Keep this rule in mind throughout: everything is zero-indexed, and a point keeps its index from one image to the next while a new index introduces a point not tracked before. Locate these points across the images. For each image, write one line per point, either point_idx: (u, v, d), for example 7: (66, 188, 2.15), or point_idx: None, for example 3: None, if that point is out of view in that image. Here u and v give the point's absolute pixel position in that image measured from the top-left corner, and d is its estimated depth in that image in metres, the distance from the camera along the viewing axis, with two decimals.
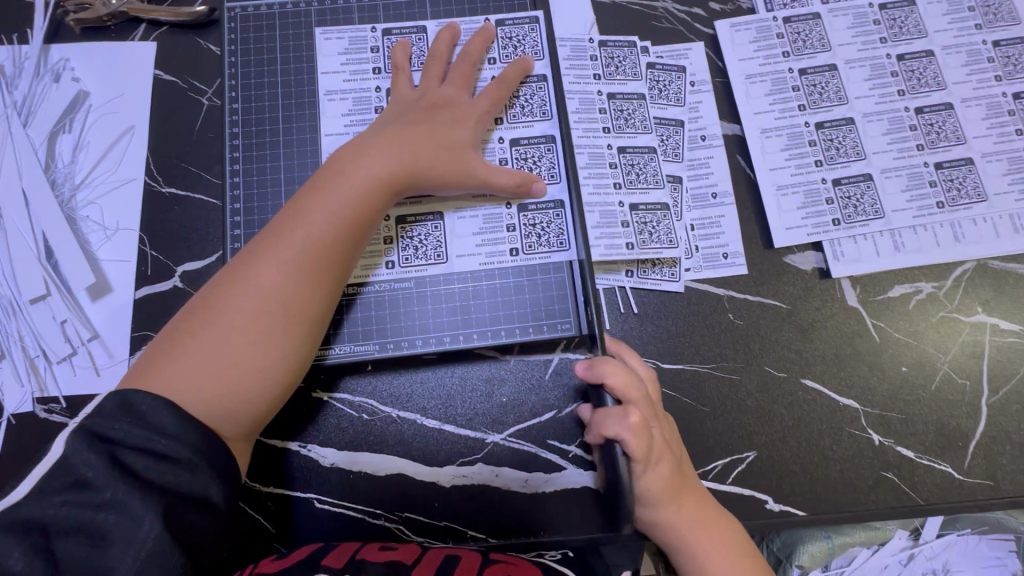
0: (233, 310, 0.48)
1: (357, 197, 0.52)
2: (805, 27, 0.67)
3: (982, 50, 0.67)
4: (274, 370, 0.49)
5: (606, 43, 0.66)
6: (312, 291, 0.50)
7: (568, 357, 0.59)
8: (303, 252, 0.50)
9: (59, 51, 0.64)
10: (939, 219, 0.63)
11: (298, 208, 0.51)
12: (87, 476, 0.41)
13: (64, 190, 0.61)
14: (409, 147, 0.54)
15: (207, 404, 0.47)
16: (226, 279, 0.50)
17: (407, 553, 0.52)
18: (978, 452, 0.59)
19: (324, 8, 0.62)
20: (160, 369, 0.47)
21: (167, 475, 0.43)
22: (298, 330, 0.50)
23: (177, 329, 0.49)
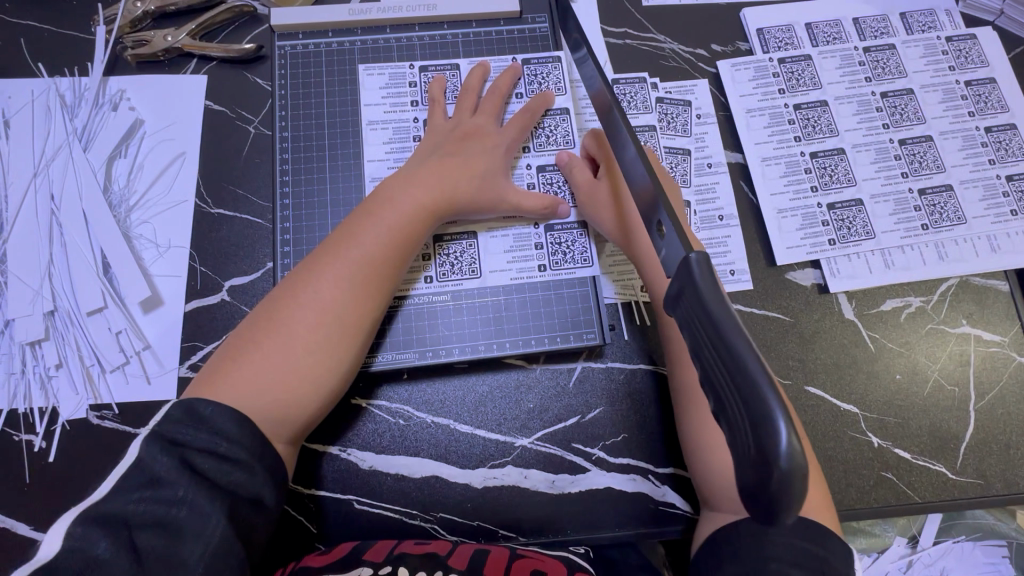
0: (294, 323, 0.53)
1: (403, 221, 0.58)
2: (798, 67, 0.74)
3: (956, 88, 0.74)
4: (327, 377, 0.54)
5: (619, 81, 0.73)
6: (364, 306, 0.56)
7: (591, 366, 0.63)
8: (357, 271, 0.56)
9: (117, 83, 0.69)
10: (925, 239, 0.69)
11: (352, 230, 0.57)
12: (159, 474, 0.44)
13: (120, 210, 0.65)
14: (449, 176, 0.60)
15: (267, 409, 0.51)
16: (285, 294, 0.55)
17: (441, 547, 0.55)
18: (970, 453, 0.63)
19: (365, 47, 0.68)
20: (224, 377, 0.51)
21: (229, 473, 0.46)
22: (351, 341, 0.55)
23: (239, 340, 0.54)
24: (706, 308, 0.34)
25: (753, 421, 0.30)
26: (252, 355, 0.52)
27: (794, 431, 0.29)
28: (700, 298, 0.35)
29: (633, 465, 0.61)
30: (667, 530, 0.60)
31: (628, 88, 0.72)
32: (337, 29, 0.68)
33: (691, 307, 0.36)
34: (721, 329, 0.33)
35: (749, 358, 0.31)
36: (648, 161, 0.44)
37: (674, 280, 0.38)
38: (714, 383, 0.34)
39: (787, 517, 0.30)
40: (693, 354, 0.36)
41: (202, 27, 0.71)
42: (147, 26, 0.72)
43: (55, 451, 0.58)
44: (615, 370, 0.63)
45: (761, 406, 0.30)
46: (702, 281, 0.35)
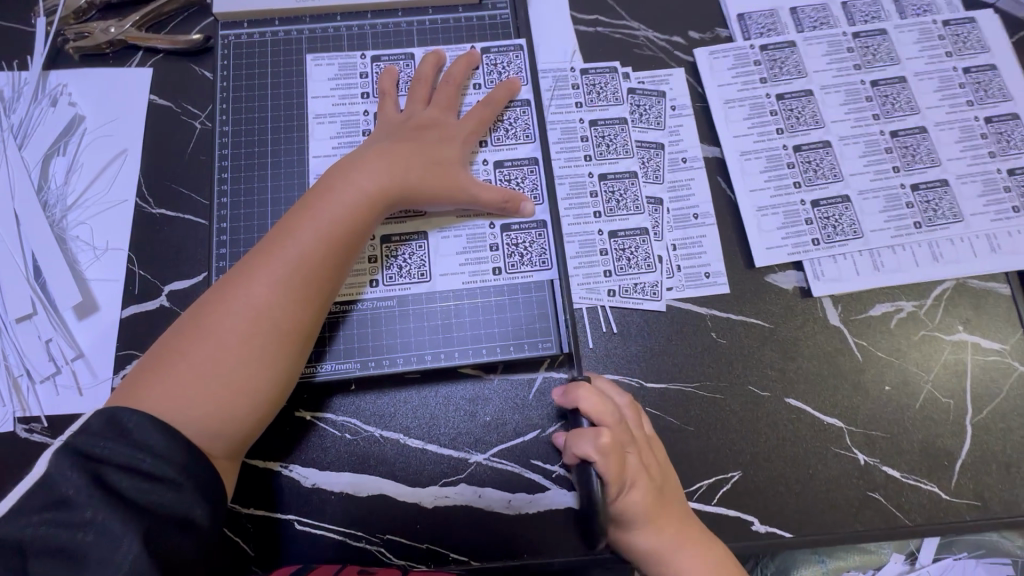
0: (224, 329, 0.48)
1: (347, 215, 0.53)
2: (781, 54, 0.69)
3: (952, 76, 0.69)
4: (264, 388, 0.49)
5: (587, 70, 0.68)
6: (305, 309, 0.51)
7: (551, 377, 0.59)
8: (295, 270, 0.50)
9: (57, 77, 0.66)
10: (917, 239, 0.64)
11: (291, 225, 0.52)
12: (67, 495, 0.40)
13: (55, 210, 0.62)
14: (400, 167, 0.55)
15: (197, 423, 0.46)
16: (216, 298, 0.50)
17: None
18: (965, 471, 0.58)
19: (314, 36, 0.64)
20: (150, 389, 0.47)
21: (148, 492, 0.42)
22: (292, 348, 0.50)
23: (165, 348, 0.49)
24: None
25: None
26: (179, 364, 0.47)
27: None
28: None
29: None
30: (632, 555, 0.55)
31: (597, 78, 0.68)
32: (284, 17, 0.64)
33: None
34: None
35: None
36: None
37: None
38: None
39: None
40: None
41: (148, 17, 0.68)
42: (91, 17, 0.68)
43: None
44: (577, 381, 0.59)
45: None
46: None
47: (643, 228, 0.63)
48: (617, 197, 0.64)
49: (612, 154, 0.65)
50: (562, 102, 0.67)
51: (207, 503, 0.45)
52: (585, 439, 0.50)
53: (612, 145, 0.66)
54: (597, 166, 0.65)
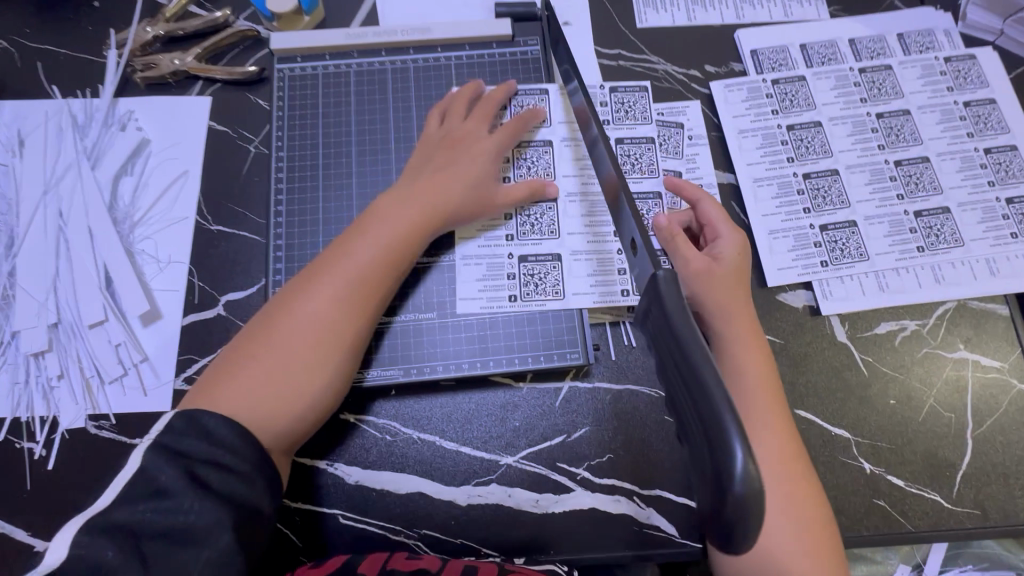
0: (287, 333, 0.53)
1: (400, 235, 0.58)
2: (792, 88, 0.74)
3: (954, 109, 0.74)
4: (321, 391, 0.54)
5: (617, 88, 0.73)
6: (358, 322, 0.55)
7: (578, 386, 0.64)
8: (355, 288, 0.55)
9: (125, 103, 0.72)
10: (920, 262, 0.68)
11: (347, 245, 0.57)
12: (162, 483, 0.43)
13: (123, 226, 0.68)
14: (449, 197, 0.61)
15: (263, 417, 0.50)
16: (274, 307, 0.55)
17: (432, 561, 0.55)
18: (966, 482, 0.62)
19: (361, 70, 0.70)
20: (219, 390, 0.50)
21: (230, 481, 0.46)
22: (344, 355, 0.55)
23: (230, 353, 0.53)
24: (673, 328, 0.35)
25: (711, 445, 0.31)
26: (248, 367, 0.51)
27: (751, 456, 0.30)
28: (668, 315, 0.36)
29: (618, 486, 0.61)
30: (652, 553, 0.60)
31: (626, 96, 0.73)
32: (334, 52, 0.71)
33: (659, 323, 0.37)
34: (689, 352, 0.33)
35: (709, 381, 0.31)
36: (613, 157, 0.50)
37: (645, 294, 0.39)
38: (681, 402, 0.35)
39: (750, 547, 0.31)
40: (664, 367, 0.37)
41: (208, 50, 0.74)
42: (156, 49, 0.75)
43: (54, 459, 0.60)
44: (601, 390, 0.64)
45: (717, 427, 0.30)
46: (668, 294, 0.37)
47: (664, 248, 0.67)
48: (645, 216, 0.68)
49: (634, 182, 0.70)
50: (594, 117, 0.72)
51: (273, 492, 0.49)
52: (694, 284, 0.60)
53: (638, 163, 0.70)
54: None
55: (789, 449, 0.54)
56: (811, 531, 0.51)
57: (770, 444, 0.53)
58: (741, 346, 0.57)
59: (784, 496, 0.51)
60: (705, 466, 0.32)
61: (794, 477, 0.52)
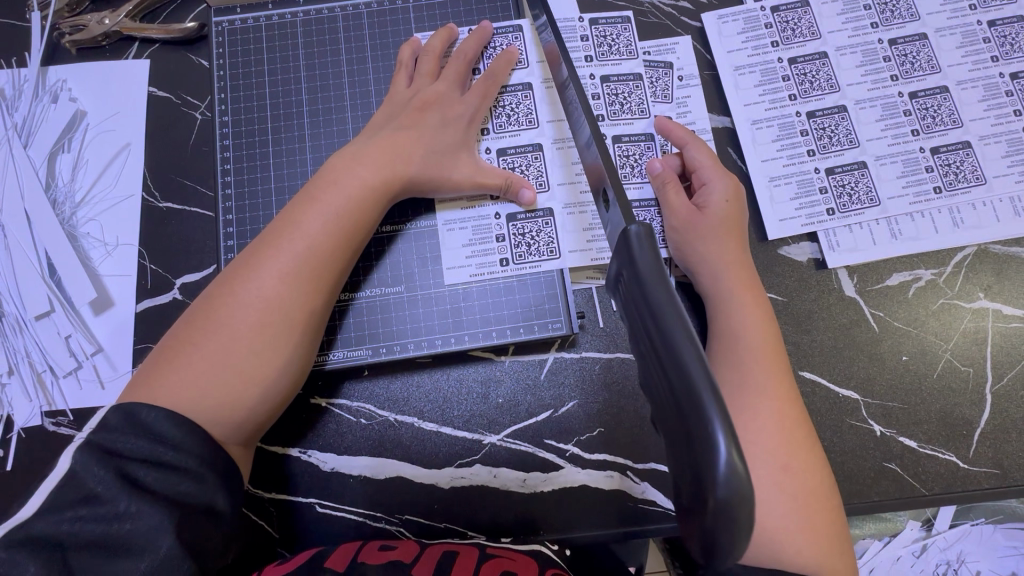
0: (233, 315, 0.48)
1: (352, 203, 0.52)
2: (794, 15, 0.66)
3: (977, 30, 0.65)
4: (274, 376, 0.49)
5: (597, 20, 0.66)
6: (312, 300, 0.50)
7: (563, 357, 0.59)
8: (305, 261, 0.50)
9: (56, 72, 0.66)
10: (937, 205, 0.62)
11: (294, 214, 0.52)
12: (95, 489, 0.40)
13: (65, 208, 0.62)
14: (411, 161, 0.55)
15: (207, 408, 0.46)
16: (219, 288, 0.50)
17: (406, 551, 0.51)
18: (984, 440, 0.58)
19: (309, 19, 0.63)
20: (162, 380, 0.46)
21: (175, 483, 0.42)
22: (299, 337, 0.50)
23: (174, 338, 0.49)
24: (647, 298, 0.32)
25: (693, 434, 0.28)
26: (192, 354, 0.47)
27: (736, 445, 0.26)
28: (641, 282, 0.33)
29: (610, 461, 0.57)
30: (647, 529, 0.56)
31: (609, 28, 0.66)
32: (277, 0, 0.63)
33: (632, 293, 0.34)
34: (665, 329, 0.30)
35: (688, 355, 0.28)
36: (586, 106, 0.45)
37: (615, 258, 0.37)
38: (658, 384, 0.32)
39: (736, 551, 0.28)
40: (639, 342, 0.34)
41: (142, 6, 0.66)
42: (85, 9, 0.67)
43: (10, 461, 0.57)
44: (588, 360, 0.59)
45: (698, 414, 0.27)
46: (640, 254, 0.34)
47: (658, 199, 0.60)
48: (632, 162, 0.62)
49: (620, 126, 0.63)
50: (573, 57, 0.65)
51: (228, 489, 0.46)
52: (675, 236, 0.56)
53: (625, 104, 0.64)
54: (611, 126, 0.63)
55: (787, 419, 0.48)
56: (806, 504, 0.46)
57: (764, 404, 0.48)
58: (736, 304, 0.52)
59: (780, 468, 0.47)
60: (686, 455, 0.29)
61: (792, 448, 0.47)
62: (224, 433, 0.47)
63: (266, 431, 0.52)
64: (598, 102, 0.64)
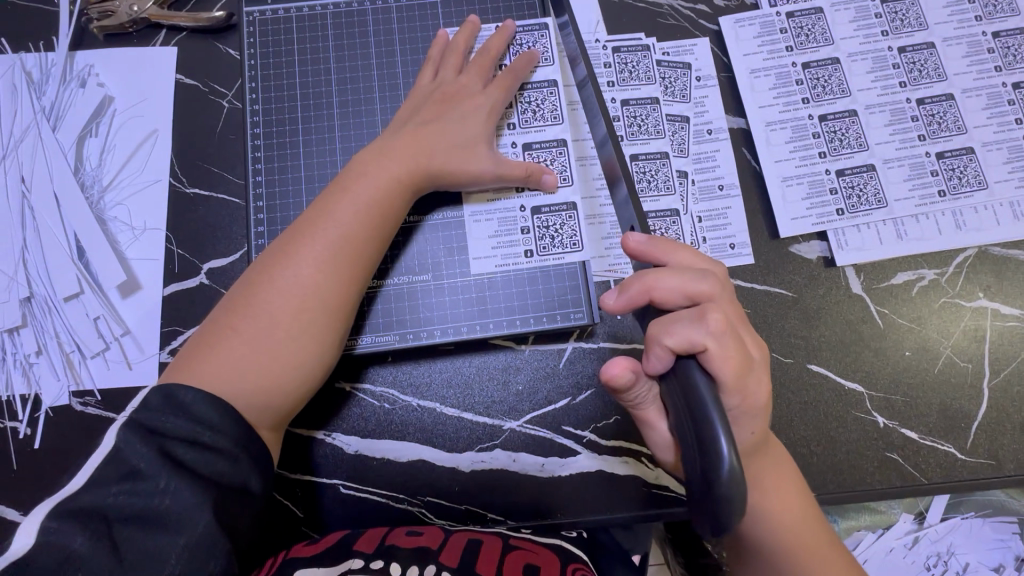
0: (270, 302, 0.50)
1: (382, 194, 0.54)
2: (808, 21, 0.69)
3: (982, 41, 0.68)
4: (310, 362, 0.51)
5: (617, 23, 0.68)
6: (345, 288, 0.52)
7: (582, 347, 0.61)
8: (340, 250, 0.52)
9: (83, 57, 0.66)
10: (941, 207, 0.64)
11: (328, 205, 0.53)
12: (139, 467, 0.42)
13: (93, 191, 0.63)
14: (434, 152, 0.56)
15: (247, 393, 0.48)
16: (255, 276, 0.51)
17: (433, 537, 0.53)
18: (981, 432, 0.61)
19: (338, 12, 0.64)
20: (202, 365, 0.48)
21: (213, 463, 0.44)
22: (333, 324, 0.52)
23: (212, 325, 0.51)
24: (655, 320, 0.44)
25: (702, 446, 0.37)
26: (232, 340, 0.49)
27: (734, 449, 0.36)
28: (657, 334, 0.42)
29: (627, 448, 0.59)
30: (659, 513, 0.59)
31: (630, 56, 0.67)
32: None
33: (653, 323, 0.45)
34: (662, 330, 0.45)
35: (698, 386, 0.40)
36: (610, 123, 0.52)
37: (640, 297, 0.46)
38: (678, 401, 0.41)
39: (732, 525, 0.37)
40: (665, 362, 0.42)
41: None
42: None
43: (39, 439, 0.58)
44: (605, 350, 0.61)
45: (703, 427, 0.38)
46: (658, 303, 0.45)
47: (673, 209, 0.64)
48: (647, 179, 0.65)
49: (638, 147, 0.65)
50: (595, 54, 0.67)
51: (261, 472, 0.47)
52: (678, 346, 0.41)
53: (643, 126, 0.66)
54: (628, 146, 0.65)
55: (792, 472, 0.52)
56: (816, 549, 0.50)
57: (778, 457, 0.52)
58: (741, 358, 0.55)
59: (811, 552, 0.50)
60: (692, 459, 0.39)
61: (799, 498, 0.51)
62: (260, 417, 0.49)
63: (294, 416, 0.53)
64: (618, 124, 0.66)
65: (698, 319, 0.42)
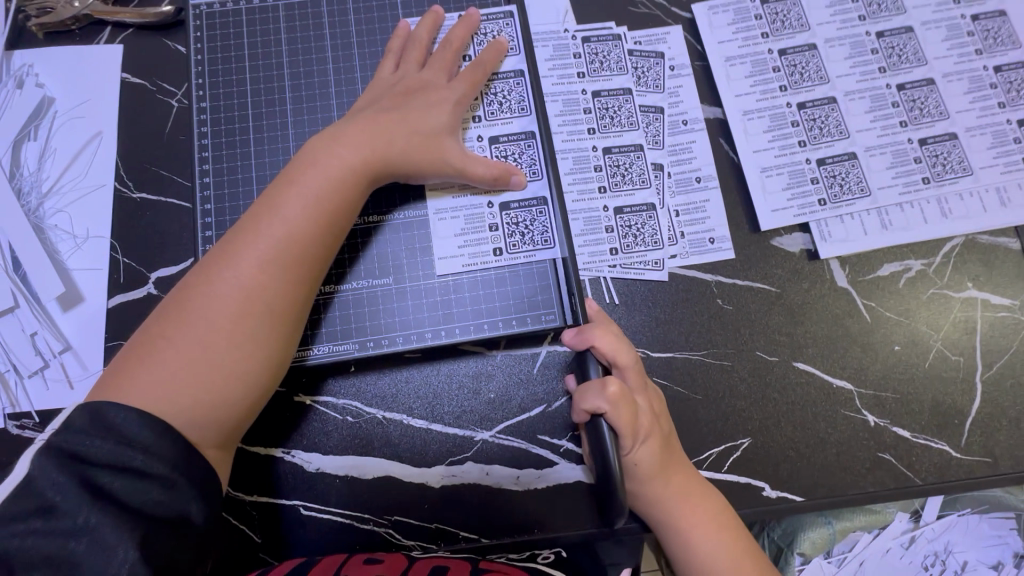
0: (208, 307, 0.46)
1: (332, 187, 0.50)
2: (782, 7, 0.66)
3: (961, 24, 0.66)
4: (255, 370, 0.47)
5: (586, 12, 0.66)
6: (292, 288, 0.48)
7: (556, 351, 0.58)
8: (285, 248, 0.48)
9: (21, 56, 0.62)
10: (926, 195, 0.62)
11: (272, 201, 0.49)
12: (60, 497, 0.38)
13: (31, 199, 0.59)
14: (391, 143, 0.53)
15: (184, 406, 0.44)
16: (194, 280, 0.48)
17: (394, 564, 0.51)
18: (976, 428, 0.58)
19: (291, 3, 0.61)
20: (134, 379, 0.44)
21: (146, 490, 0.40)
22: (280, 327, 0.48)
23: (146, 334, 0.47)
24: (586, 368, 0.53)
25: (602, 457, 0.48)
26: (167, 350, 0.45)
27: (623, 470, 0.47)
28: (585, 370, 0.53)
29: None
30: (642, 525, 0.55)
31: (600, 46, 0.65)
32: None
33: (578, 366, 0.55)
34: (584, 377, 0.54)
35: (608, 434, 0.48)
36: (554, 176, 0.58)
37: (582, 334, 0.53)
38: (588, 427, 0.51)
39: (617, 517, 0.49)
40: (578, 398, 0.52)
41: None
42: None
43: None
44: None
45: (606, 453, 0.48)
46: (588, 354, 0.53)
47: (648, 203, 0.61)
48: (620, 172, 0.62)
49: (610, 139, 0.63)
50: (564, 44, 0.64)
51: (204, 498, 0.43)
52: (593, 395, 0.50)
53: (616, 117, 0.63)
54: (601, 139, 0.62)
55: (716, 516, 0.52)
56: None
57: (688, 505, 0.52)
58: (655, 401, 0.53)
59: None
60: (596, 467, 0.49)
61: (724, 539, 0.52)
62: (201, 433, 0.45)
63: (244, 430, 0.49)
64: (590, 116, 0.63)
65: (598, 385, 0.50)
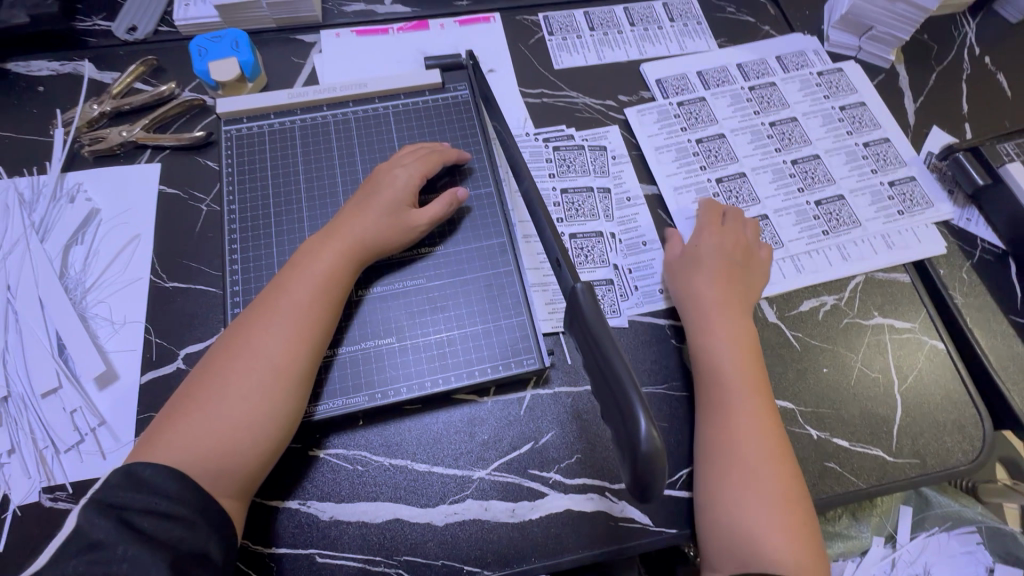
0: (228, 373, 0.54)
1: (329, 269, 0.61)
2: (695, 108, 0.84)
3: (833, 113, 0.85)
4: (264, 425, 0.54)
5: (541, 119, 0.82)
6: (297, 352, 0.57)
7: (539, 393, 0.67)
8: (292, 319, 0.58)
9: (73, 177, 0.75)
10: (827, 244, 0.76)
11: (282, 283, 0.60)
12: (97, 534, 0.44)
13: (76, 293, 0.68)
14: (374, 232, 0.64)
15: (203, 459, 0.51)
16: (217, 354, 0.57)
17: None
18: (903, 434, 0.67)
19: (305, 125, 0.76)
20: (161, 440, 0.51)
21: (167, 527, 0.47)
22: (287, 386, 0.56)
23: (174, 404, 0.55)
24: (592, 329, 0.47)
25: (625, 414, 0.42)
26: (190, 412, 0.53)
27: (651, 424, 0.41)
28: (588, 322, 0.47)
29: (590, 484, 0.63)
30: (630, 545, 0.61)
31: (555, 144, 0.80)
32: (278, 111, 0.76)
33: (580, 327, 0.48)
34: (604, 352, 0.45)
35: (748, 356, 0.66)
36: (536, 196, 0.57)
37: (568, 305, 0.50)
38: (598, 384, 0.47)
39: (655, 492, 0.42)
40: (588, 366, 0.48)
41: (155, 120, 0.78)
42: (103, 124, 0.78)
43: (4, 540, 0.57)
44: (561, 394, 0.67)
45: (626, 400, 0.42)
46: (585, 304, 0.48)
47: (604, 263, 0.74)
48: (579, 240, 0.75)
49: (569, 215, 0.76)
50: (526, 144, 0.80)
51: (217, 536, 0.49)
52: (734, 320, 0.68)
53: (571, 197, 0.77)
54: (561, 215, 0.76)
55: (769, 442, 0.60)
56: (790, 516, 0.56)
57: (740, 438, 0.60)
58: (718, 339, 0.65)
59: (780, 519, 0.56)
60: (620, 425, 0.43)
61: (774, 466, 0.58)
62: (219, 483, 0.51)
63: (257, 485, 0.55)
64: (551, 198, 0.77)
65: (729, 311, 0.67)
